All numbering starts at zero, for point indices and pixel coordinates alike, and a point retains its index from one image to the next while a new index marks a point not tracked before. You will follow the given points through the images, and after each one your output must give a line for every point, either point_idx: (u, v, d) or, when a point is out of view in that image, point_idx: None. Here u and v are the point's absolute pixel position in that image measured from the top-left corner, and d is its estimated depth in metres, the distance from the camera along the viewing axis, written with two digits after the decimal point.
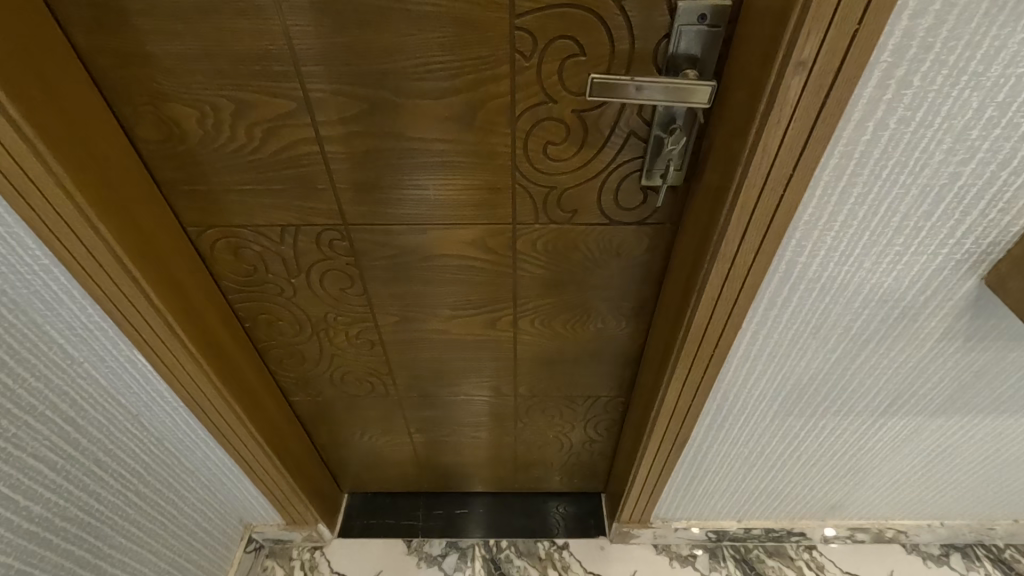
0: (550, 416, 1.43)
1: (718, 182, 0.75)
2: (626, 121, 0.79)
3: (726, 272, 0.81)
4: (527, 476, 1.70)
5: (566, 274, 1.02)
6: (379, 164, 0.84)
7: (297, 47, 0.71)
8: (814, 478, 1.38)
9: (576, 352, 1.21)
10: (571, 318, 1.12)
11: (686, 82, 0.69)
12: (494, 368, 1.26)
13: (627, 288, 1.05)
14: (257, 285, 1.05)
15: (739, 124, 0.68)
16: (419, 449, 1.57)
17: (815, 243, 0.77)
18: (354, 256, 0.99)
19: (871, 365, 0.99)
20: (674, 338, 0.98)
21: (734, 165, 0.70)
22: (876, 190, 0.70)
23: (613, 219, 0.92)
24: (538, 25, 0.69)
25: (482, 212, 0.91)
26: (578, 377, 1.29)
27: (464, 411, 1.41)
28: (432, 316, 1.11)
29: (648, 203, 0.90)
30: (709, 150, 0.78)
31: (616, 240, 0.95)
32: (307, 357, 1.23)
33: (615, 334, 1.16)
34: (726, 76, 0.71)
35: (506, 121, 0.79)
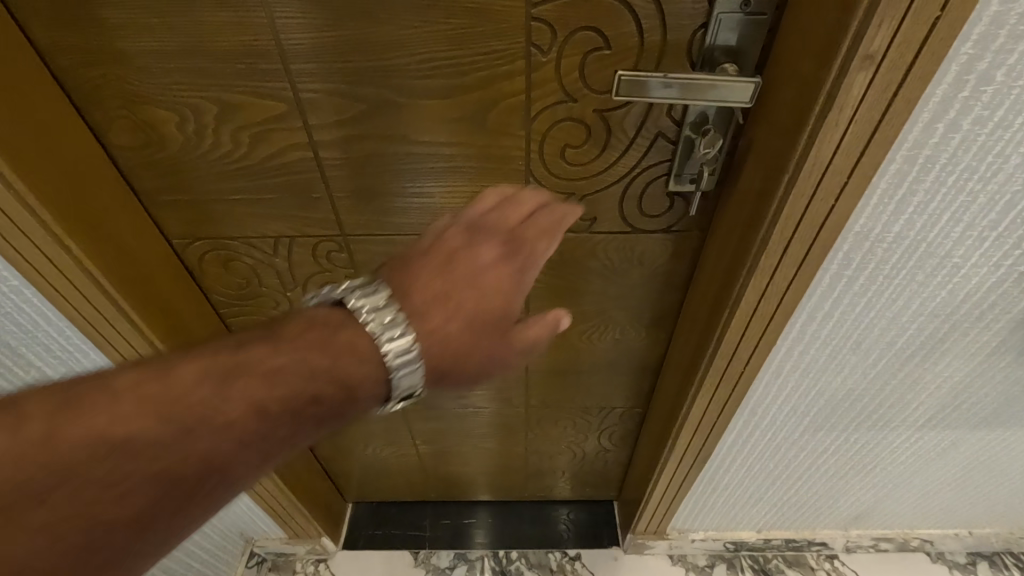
0: (561, 427, 1.36)
1: (760, 189, 0.67)
2: (654, 122, 0.71)
3: (764, 287, 0.73)
4: (537, 486, 1.64)
5: (584, 285, 0.95)
6: (380, 171, 0.76)
7: (284, 42, 0.63)
8: (840, 490, 1.31)
9: (591, 364, 1.14)
10: (587, 328, 1.05)
11: (721, 80, 0.61)
12: (505, 380, 1.19)
13: (649, 298, 0.98)
14: (249, 300, 0.98)
15: (787, 126, 0.60)
16: (425, 460, 1.51)
17: (863, 256, 0.70)
18: (354, 270, 0.91)
19: (912, 379, 0.92)
20: (701, 352, 0.91)
21: (779, 171, 0.62)
22: (939, 199, 0.62)
23: (636, 227, 0.84)
24: (557, 15, 0.61)
25: None
26: (593, 387, 1.22)
27: (471, 422, 1.35)
28: None
29: (675, 211, 0.82)
30: (747, 154, 0.70)
31: (638, 249, 0.88)
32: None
33: (634, 344, 1.09)
34: (770, 71, 0.63)
35: (521, 122, 0.71)
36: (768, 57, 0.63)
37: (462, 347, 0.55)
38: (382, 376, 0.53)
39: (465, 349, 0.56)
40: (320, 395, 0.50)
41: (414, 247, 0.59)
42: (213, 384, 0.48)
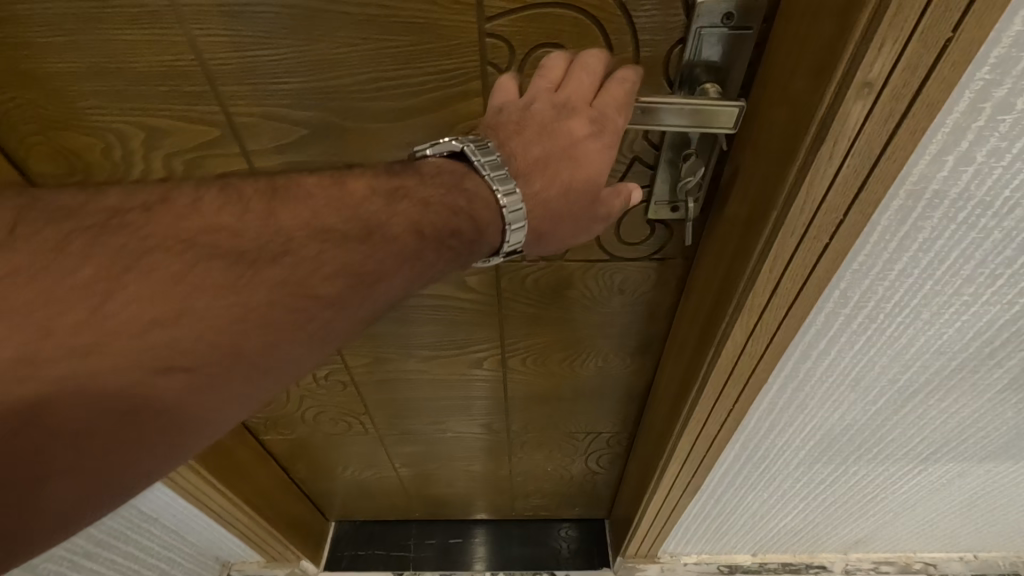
0: (545, 450, 1.30)
1: (747, 222, 0.60)
2: (630, 146, 0.63)
3: (752, 326, 0.66)
4: (525, 506, 1.58)
5: (561, 313, 0.88)
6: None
7: (209, 62, 0.56)
8: (839, 517, 1.25)
9: (574, 390, 1.08)
10: (567, 356, 0.98)
11: (706, 104, 0.54)
12: (484, 406, 1.13)
13: (632, 326, 0.91)
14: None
15: (776, 157, 0.53)
16: (407, 482, 1.45)
17: (861, 295, 0.63)
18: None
19: (916, 414, 0.86)
20: (687, 386, 0.84)
21: (768, 206, 0.55)
22: (948, 235, 0.55)
23: (615, 255, 0.77)
24: (515, 31, 0.54)
25: None
26: (577, 412, 1.16)
27: (452, 446, 1.29)
28: (410, 356, 0.99)
29: (656, 239, 0.75)
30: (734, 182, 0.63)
31: (618, 278, 0.81)
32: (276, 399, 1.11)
33: (617, 372, 1.03)
34: (758, 92, 0.56)
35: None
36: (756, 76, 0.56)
37: (559, 219, 0.55)
38: (497, 231, 0.53)
39: (563, 219, 0.56)
40: (460, 230, 0.51)
41: (499, 114, 0.54)
42: (361, 202, 0.49)
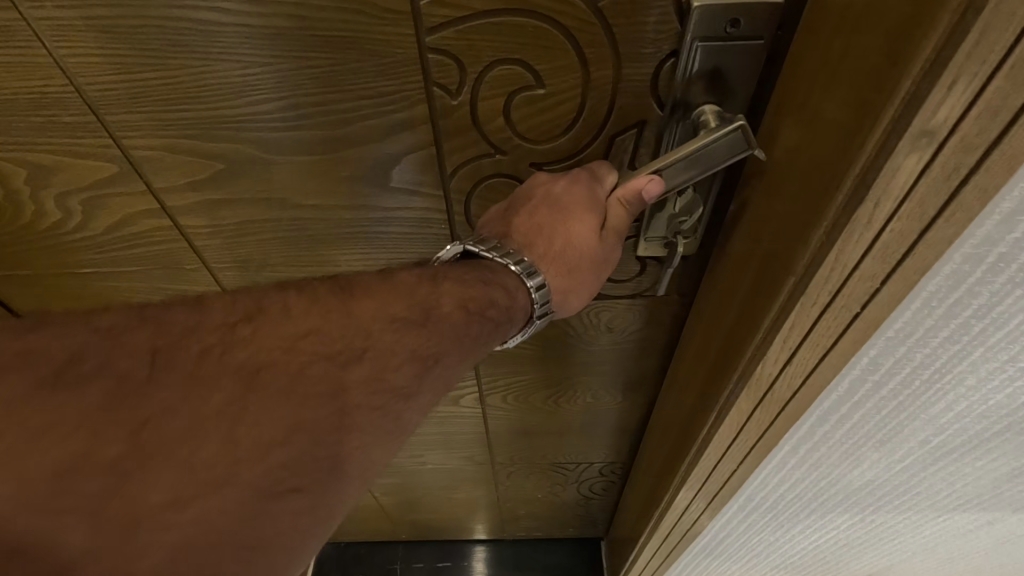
0: (534, 479, 1.21)
1: (757, 277, 0.50)
2: None
3: (763, 395, 0.55)
4: (518, 527, 1.49)
5: (544, 349, 0.79)
6: (270, 240, 0.59)
7: (88, 87, 0.46)
8: (853, 555, 1.15)
9: (562, 425, 0.98)
10: (553, 394, 0.89)
11: (699, 150, 0.44)
12: (465, 439, 1.03)
13: (623, 363, 0.81)
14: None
15: (795, 207, 0.42)
16: (391, 508, 1.36)
17: (893, 361, 0.52)
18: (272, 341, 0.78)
19: (948, 470, 0.75)
20: (688, 438, 0.75)
21: (785, 266, 0.44)
22: (1010, 303, 0.44)
23: (600, 293, 0.68)
24: (466, 44, 0.44)
25: None
26: (566, 444, 1.06)
27: (434, 476, 1.20)
28: None
29: (650, 276, 0.65)
30: (743, 222, 0.52)
31: (605, 315, 0.71)
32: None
33: (610, 407, 0.93)
34: (775, 118, 0.45)
35: (439, 183, 0.53)
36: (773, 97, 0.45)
37: (576, 270, 0.51)
38: (527, 299, 0.50)
39: (579, 270, 0.51)
40: (495, 299, 0.47)
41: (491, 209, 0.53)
42: None
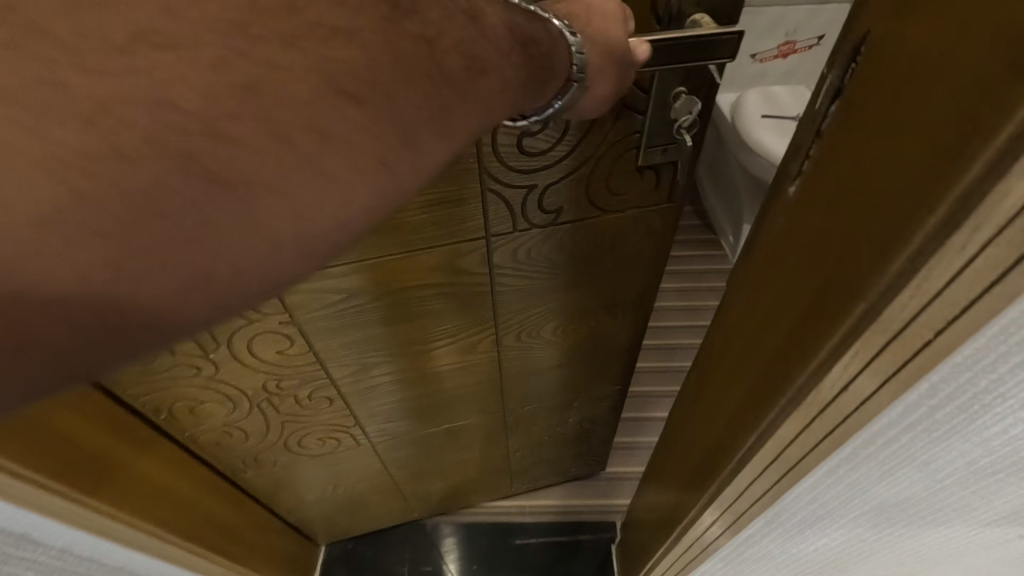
0: (536, 424, 1.21)
1: (809, 296, 0.47)
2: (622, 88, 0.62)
3: (813, 419, 0.52)
4: (524, 481, 1.48)
5: (557, 277, 0.84)
6: None
7: None
8: (876, 565, 1.12)
9: (570, 355, 1.02)
10: (554, 322, 0.92)
11: (705, 38, 0.57)
12: (480, 390, 1.04)
13: (624, 279, 0.89)
14: (152, 371, 0.78)
15: (865, 227, 0.39)
16: (403, 485, 1.33)
17: (958, 390, 0.49)
18: (291, 317, 0.76)
19: (991, 489, 0.72)
20: (723, 451, 0.71)
21: (848, 290, 0.41)
22: None
23: (604, 210, 0.76)
24: None
25: (445, 229, 0.70)
26: (571, 379, 1.10)
27: (444, 441, 1.18)
28: (399, 355, 0.89)
29: (643, 185, 0.76)
30: (796, 239, 0.49)
31: (610, 232, 0.80)
32: (243, 431, 0.95)
33: (611, 328, 0.98)
34: (843, 130, 0.41)
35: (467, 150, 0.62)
36: (841, 107, 0.42)
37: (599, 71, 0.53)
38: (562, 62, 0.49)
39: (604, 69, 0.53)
40: (535, 38, 0.45)
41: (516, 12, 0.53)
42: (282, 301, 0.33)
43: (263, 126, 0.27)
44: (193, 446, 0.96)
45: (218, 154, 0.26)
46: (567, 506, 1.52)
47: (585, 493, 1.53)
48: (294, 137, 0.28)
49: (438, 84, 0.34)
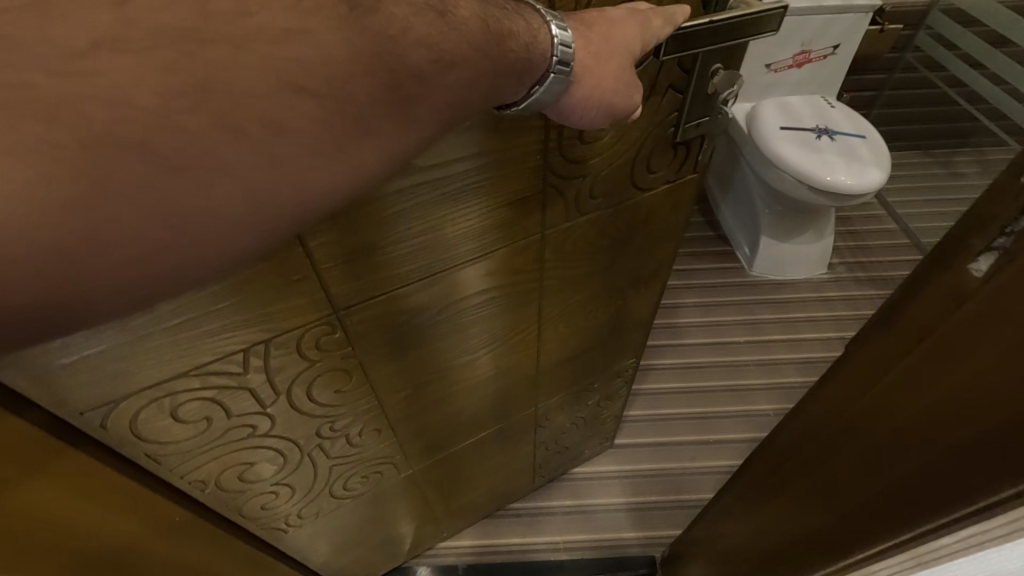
0: (573, 424, 0.93)
1: (904, 459, 0.35)
2: (668, 74, 0.46)
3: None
4: (548, 513, 1.05)
5: (590, 266, 0.61)
6: (333, 265, 0.42)
7: None
8: None
9: (602, 343, 0.76)
10: (586, 313, 0.67)
11: (749, 14, 0.41)
12: (504, 420, 0.77)
13: (644, 263, 0.67)
14: (200, 437, 0.48)
15: (1017, 420, 0.27)
16: (442, 529, 0.96)
17: None
18: (351, 345, 0.50)
19: None
20: (775, 546, 0.52)
21: (970, 487, 0.30)
22: None
23: (638, 187, 0.56)
24: None
25: (515, 217, 0.49)
26: (598, 365, 0.81)
27: (450, 485, 0.84)
28: (457, 368, 0.61)
29: (676, 166, 0.57)
30: (886, 372, 0.36)
31: (643, 209, 0.59)
32: (295, 486, 0.61)
33: (642, 308, 0.74)
34: (1011, 282, 0.28)
35: (497, 146, 0.42)
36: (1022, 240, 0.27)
37: (609, 52, 0.33)
38: (547, 51, 0.29)
39: (614, 47, 0.33)
40: (513, 29, 0.28)
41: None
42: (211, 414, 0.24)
43: (234, 134, 0.20)
44: (252, 528, 0.63)
45: (190, 154, 0.19)
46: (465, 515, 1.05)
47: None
48: (174, 180, 0.19)
49: (455, 106, 0.26)
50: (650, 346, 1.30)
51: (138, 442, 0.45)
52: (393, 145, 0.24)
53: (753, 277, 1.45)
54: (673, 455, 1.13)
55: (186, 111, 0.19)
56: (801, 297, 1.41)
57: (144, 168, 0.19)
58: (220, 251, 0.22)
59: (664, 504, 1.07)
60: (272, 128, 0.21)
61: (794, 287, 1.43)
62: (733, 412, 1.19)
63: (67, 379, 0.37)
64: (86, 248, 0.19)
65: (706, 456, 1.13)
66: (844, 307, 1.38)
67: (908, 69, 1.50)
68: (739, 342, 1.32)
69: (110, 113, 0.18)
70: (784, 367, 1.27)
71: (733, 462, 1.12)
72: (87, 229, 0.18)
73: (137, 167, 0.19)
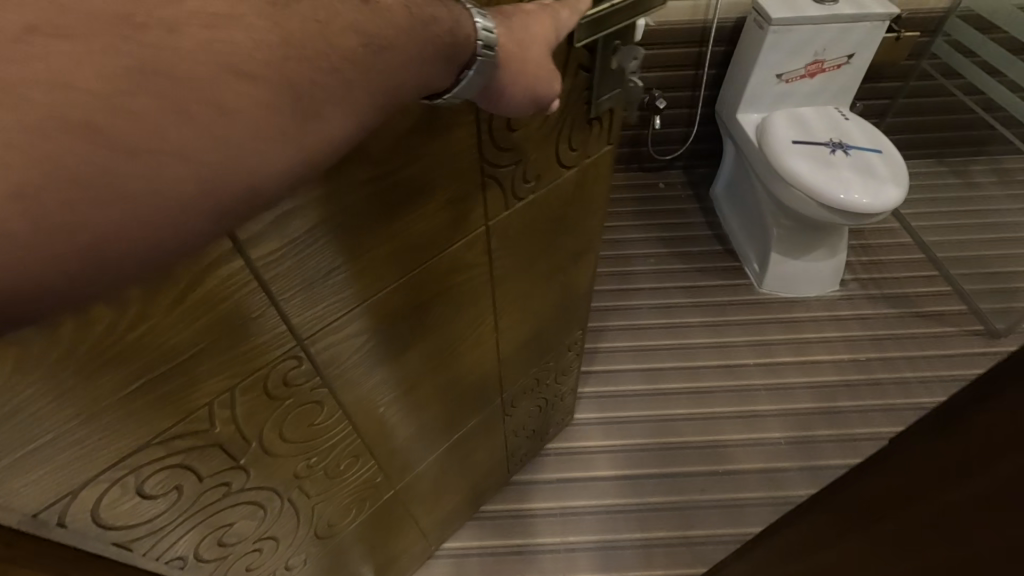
0: (536, 407, 0.93)
1: None
2: (576, 55, 0.48)
3: None
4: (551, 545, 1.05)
5: (529, 251, 0.62)
6: (295, 287, 0.42)
7: None
8: None
9: (551, 323, 0.77)
10: (536, 297, 0.69)
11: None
12: (476, 415, 0.78)
13: (580, 236, 0.69)
14: (172, 509, 0.47)
15: None
16: (434, 538, 0.96)
17: None
18: (319, 375, 0.50)
19: None
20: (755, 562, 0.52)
21: None
22: None
23: (563, 164, 0.58)
24: None
25: (455, 216, 0.50)
26: (554, 343, 0.82)
27: (436, 493, 0.84)
28: (426, 373, 0.62)
29: (594, 140, 0.59)
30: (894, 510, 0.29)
31: (571, 187, 0.61)
32: (278, 538, 0.61)
33: (582, 281, 0.76)
34: None
35: (429, 148, 0.43)
36: None
37: (531, 37, 0.35)
38: (471, 35, 0.31)
39: (532, 32, 0.35)
40: (435, 16, 0.29)
41: None
42: None
43: (179, 113, 0.21)
44: None
45: (138, 131, 0.20)
46: (469, 549, 1.04)
47: (490, 534, 1.06)
48: (124, 159, 0.20)
49: (392, 94, 0.28)
50: (658, 369, 1.29)
51: (105, 529, 0.43)
52: (334, 127, 0.25)
53: (763, 295, 1.43)
54: (681, 487, 1.11)
55: (131, 91, 0.20)
56: (812, 316, 1.38)
57: (91, 146, 0.19)
58: (178, 231, 0.22)
59: (670, 540, 1.05)
60: (217, 107, 0.22)
61: (806, 306, 1.40)
62: (743, 440, 1.18)
63: (15, 483, 0.35)
64: (30, 236, 0.19)
65: (713, 489, 1.11)
66: (857, 327, 1.34)
67: (924, 77, 1.47)
68: (749, 365, 1.30)
69: (53, 92, 0.19)
70: (796, 392, 1.24)
71: (742, 494, 1.10)
72: (32, 209, 0.19)
73: (82, 145, 0.19)
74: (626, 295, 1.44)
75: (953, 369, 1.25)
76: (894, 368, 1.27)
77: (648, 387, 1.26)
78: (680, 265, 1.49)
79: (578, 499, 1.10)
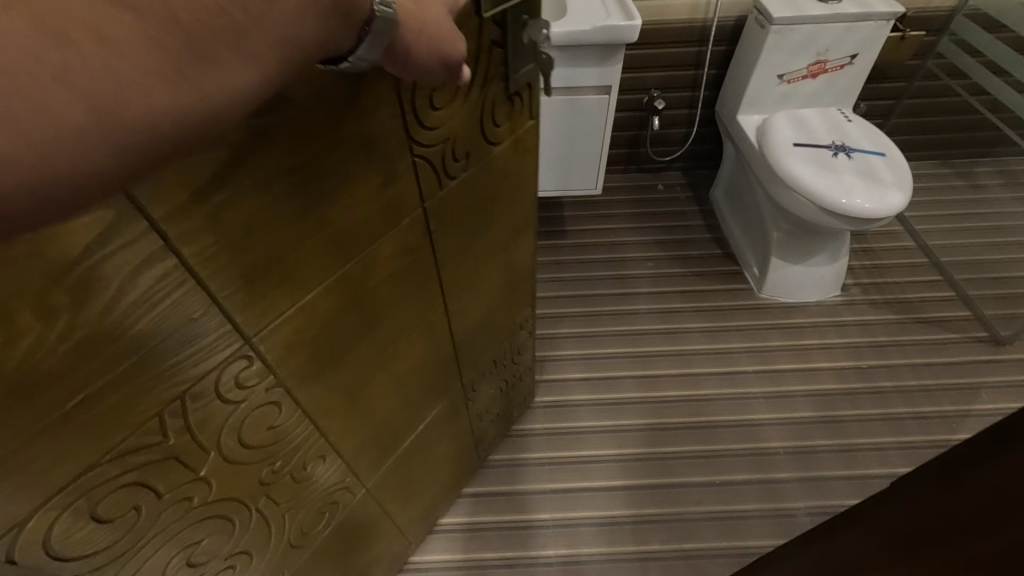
0: (498, 388, 0.92)
1: None
2: (487, 29, 0.49)
3: None
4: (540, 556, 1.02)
5: (467, 230, 0.62)
6: (236, 278, 0.40)
7: None
8: None
9: (500, 301, 0.77)
10: (482, 276, 0.69)
11: None
12: (441, 402, 0.76)
13: (516, 210, 0.69)
14: (131, 534, 0.44)
15: None
16: (412, 537, 0.94)
17: None
18: (273, 374, 0.48)
19: None
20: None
21: None
22: None
23: (491, 140, 0.58)
24: None
25: (392, 200, 0.49)
26: (506, 321, 0.82)
27: (408, 488, 0.82)
28: (381, 364, 0.60)
29: (518, 115, 0.61)
30: None
31: (501, 163, 0.62)
32: (252, 552, 0.59)
33: (523, 257, 0.77)
34: None
35: (353, 130, 0.42)
36: None
37: None
38: None
39: None
40: None
41: None
42: None
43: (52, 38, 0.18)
44: None
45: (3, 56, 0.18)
46: (460, 561, 1.02)
47: (482, 546, 1.03)
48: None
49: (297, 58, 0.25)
50: (654, 375, 1.26)
51: (62, 563, 0.41)
52: (237, 81, 0.23)
53: (763, 299, 1.40)
54: (677, 498, 1.08)
55: None
56: (813, 322, 1.34)
57: None
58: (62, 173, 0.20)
59: (666, 553, 1.02)
60: (99, 39, 0.19)
61: (806, 311, 1.37)
62: (741, 451, 1.14)
63: None
64: None
65: (709, 501, 1.08)
66: (859, 333, 1.31)
67: (928, 77, 1.43)
68: (747, 371, 1.26)
69: None
70: (796, 401, 1.21)
71: (739, 506, 1.07)
72: None
73: None
74: (624, 300, 1.41)
75: (958, 378, 1.21)
76: (896, 376, 1.23)
77: (645, 395, 1.23)
78: (678, 269, 1.46)
79: (572, 510, 1.07)
